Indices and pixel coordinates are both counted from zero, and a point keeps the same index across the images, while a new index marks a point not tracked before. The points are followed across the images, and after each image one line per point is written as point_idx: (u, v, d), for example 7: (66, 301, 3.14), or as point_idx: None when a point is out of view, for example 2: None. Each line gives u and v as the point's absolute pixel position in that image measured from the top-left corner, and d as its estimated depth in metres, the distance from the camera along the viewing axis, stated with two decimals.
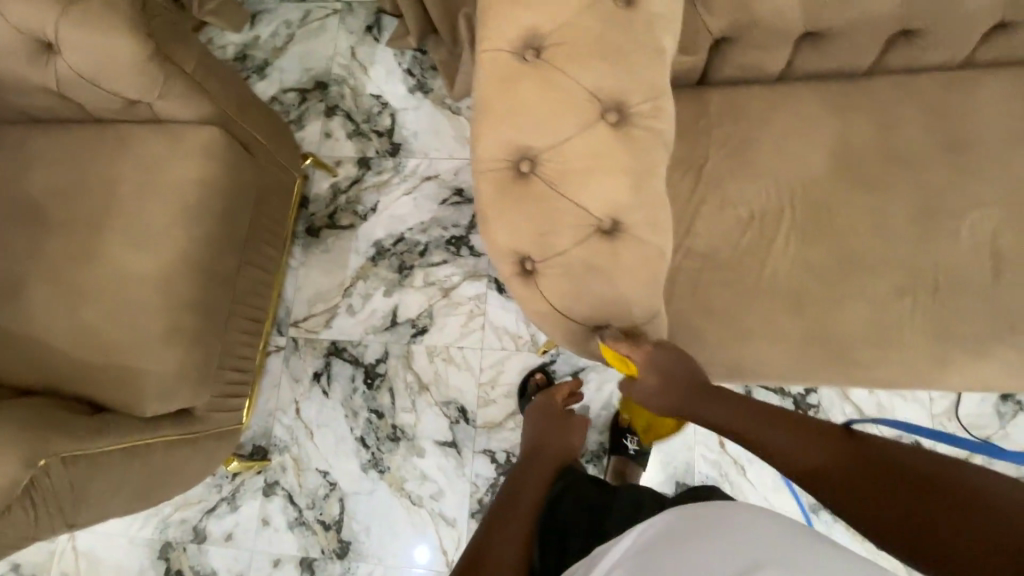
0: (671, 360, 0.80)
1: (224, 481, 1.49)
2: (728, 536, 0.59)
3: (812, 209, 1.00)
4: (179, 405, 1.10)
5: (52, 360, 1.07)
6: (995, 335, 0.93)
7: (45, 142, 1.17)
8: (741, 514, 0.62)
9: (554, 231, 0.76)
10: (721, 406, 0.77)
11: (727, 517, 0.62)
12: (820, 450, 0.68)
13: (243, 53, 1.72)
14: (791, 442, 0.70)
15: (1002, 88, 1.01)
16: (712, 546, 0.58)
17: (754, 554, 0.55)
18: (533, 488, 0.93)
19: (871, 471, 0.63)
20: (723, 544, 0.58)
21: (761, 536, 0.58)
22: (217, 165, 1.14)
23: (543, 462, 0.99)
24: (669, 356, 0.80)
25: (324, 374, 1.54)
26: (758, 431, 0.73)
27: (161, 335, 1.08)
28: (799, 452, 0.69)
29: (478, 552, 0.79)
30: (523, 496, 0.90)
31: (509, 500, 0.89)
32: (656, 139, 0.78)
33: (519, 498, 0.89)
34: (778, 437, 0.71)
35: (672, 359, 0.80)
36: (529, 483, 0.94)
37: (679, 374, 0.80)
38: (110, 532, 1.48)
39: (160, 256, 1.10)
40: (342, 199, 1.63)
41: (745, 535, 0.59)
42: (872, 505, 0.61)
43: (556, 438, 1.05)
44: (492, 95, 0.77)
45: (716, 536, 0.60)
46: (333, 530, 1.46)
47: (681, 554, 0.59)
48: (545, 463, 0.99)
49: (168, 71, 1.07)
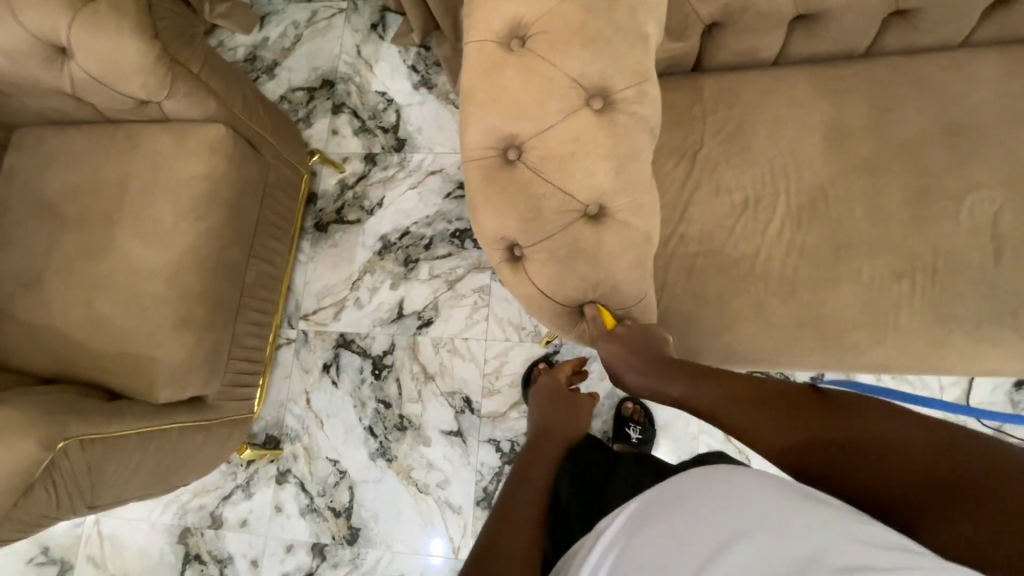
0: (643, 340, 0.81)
1: (239, 469, 1.55)
2: (712, 502, 0.56)
3: (807, 192, 0.99)
4: (189, 393, 1.15)
5: (72, 350, 1.12)
6: (997, 318, 0.92)
7: (65, 143, 1.23)
8: (724, 477, 0.59)
9: (540, 216, 0.77)
10: (700, 386, 0.75)
11: (711, 482, 0.59)
12: (800, 427, 0.66)
13: (253, 54, 1.77)
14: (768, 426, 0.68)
15: (1006, 65, 0.98)
16: (697, 516, 0.55)
17: (741, 520, 0.52)
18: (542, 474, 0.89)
19: (851, 442, 0.62)
20: (708, 511, 0.55)
21: (744, 498, 0.55)
22: (222, 161, 1.18)
23: (552, 445, 0.97)
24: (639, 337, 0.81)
25: (333, 366, 1.58)
26: (739, 409, 0.72)
27: (172, 326, 1.12)
28: (782, 425, 0.68)
29: (487, 546, 0.75)
30: (534, 483, 0.87)
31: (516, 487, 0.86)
32: (640, 124, 0.79)
33: (526, 484, 0.87)
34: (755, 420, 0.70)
35: (645, 339, 0.81)
36: (539, 468, 0.91)
37: (649, 355, 0.80)
38: (131, 517, 1.55)
39: (170, 251, 1.14)
40: (349, 194, 1.66)
41: (728, 499, 0.56)
42: (850, 485, 0.60)
43: (562, 417, 1.03)
44: (478, 84, 0.78)
45: (700, 504, 0.57)
46: (343, 516, 1.50)
47: (665, 530, 0.56)
48: (554, 446, 0.97)
49: (174, 71, 1.11)
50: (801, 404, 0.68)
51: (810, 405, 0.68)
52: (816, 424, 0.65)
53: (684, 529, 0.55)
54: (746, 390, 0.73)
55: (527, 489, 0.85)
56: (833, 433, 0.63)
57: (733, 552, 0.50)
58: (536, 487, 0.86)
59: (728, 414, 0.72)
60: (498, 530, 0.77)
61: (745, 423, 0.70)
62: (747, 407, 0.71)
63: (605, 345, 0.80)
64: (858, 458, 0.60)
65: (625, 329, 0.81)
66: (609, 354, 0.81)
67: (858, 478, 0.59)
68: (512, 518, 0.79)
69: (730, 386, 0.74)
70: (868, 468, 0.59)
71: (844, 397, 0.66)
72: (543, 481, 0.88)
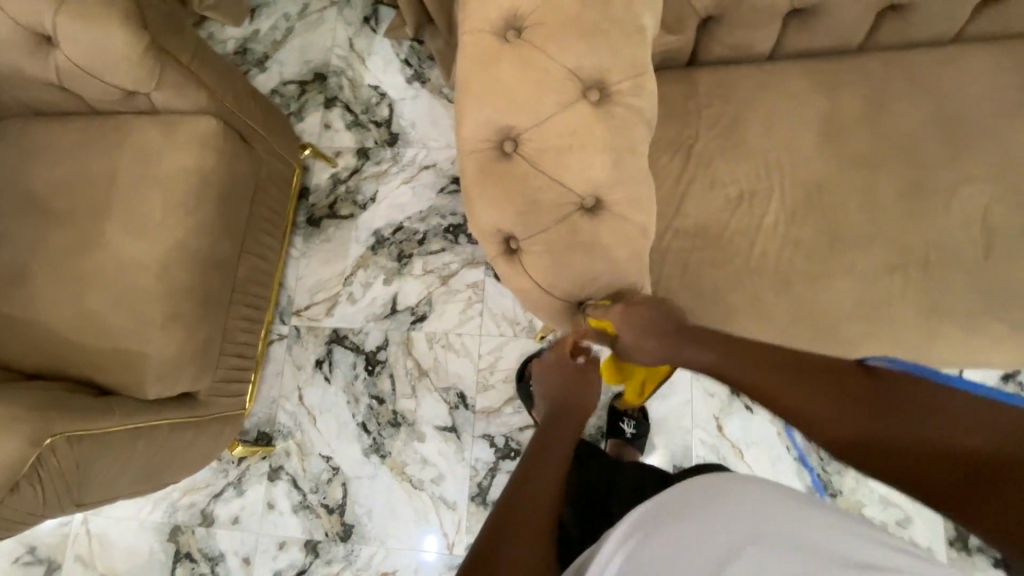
0: (654, 314, 0.79)
1: (230, 466, 1.53)
2: (726, 508, 0.60)
3: (800, 186, 1.00)
4: (180, 388, 1.14)
5: (59, 346, 1.10)
6: (987, 311, 0.93)
7: (50, 135, 1.20)
8: (730, 486, 0.64)
9: (537, 209, 0.77)
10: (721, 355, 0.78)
11: (718, 491, 0.64)
12: (833, 401, 0.70)
13: (243, 47, 1.75)
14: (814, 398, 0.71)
15: (997, 60, 0.99)
16: (714, 518, 0.59)
17: (759, 526, 0.56)
18: (552, 460, 0.79)
19: (879, 418, 0.67)
20: (723, 515, 0.59)
21: (755, 506, 0.59)
22: (212, 154, 1.16)
23: (562, 426, 0.85)
24: (648, 310, 0.78)
25: (326, 362, 1.56)
26: (768, 377, 0.75)
27: (162, 320, 1.11)
28: (815, 398, 0.71)
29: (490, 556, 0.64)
30: (543, 471, 0.77)
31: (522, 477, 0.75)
32: (636, 117, 0.78)
33: (534, 475, 0.76)
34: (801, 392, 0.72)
35: (655, 312, 0.79)
36: (548, 454, 0.80)
37: (663, 328, 0.80)
38: (120, 516, 1.52)
39: (160, 245, 1.13)
40: (342, 189, 1.65)
41: (740, 506, 0.60)
42: (889, 454, 0.66)
43: (572, 390, 0.91)
44: (474, 76, 0.78)
45: (714, 509, 0.60)
46: (336, 513, 1.49)
47: (684, 529, 0.59)
48: (564, 427, 0.86)
49: (163, 61, 1.09)
50: (841, 378, 0.72)
51: (854, 377, 0.71)
52: (860, 397, 0.70)
53: (703, 528, 0.58)
54: (788, 362, 0.75)
55: (533, 481, 0.75)
56: (877, 406, 0.68)
57: (759, 546, 0.53)
58: (545, 477, 0.76)
59: (768, 386, 0.74)
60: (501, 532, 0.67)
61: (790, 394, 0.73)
62: (793, 379, 0.73)
63: (621, 315, 0.77)
64: (900, 427, 0.66)
65: (635, 303, 0.78)
66: (624, 326, 0.77)
67: (901, 448, 0.65)
68: (519, 519, 0.69)
69: (772, 357, 0.76)
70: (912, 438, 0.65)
71: (883, 369, 0.71)
72: (554, 469, 0.77)
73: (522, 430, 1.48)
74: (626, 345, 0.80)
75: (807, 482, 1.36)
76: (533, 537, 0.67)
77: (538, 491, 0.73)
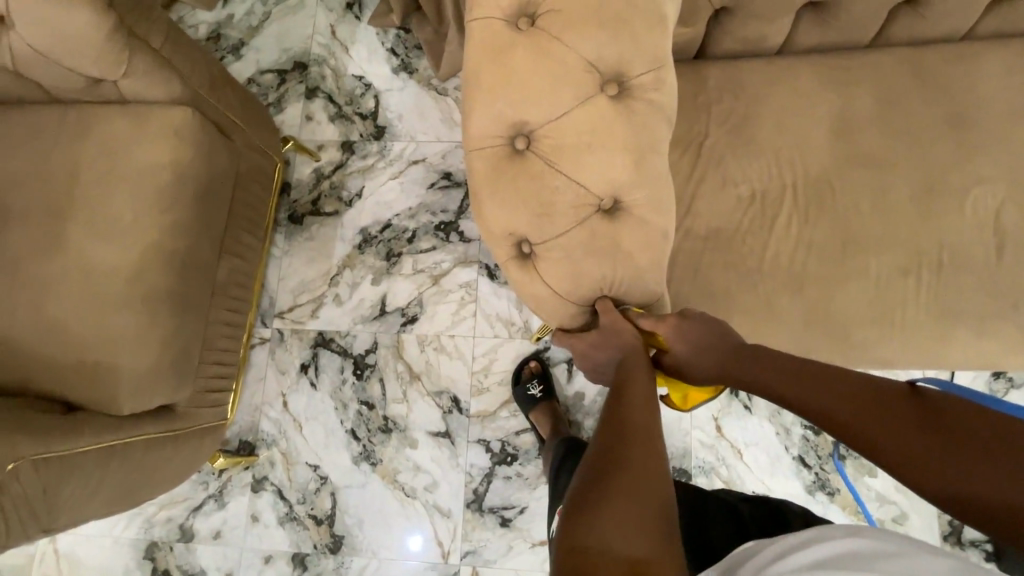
0: (707, 328, 0.77)
1: (210, 478, 1.45)
2: (812, 551, 0.54)
3: (813, 186, 0.97)
4: (159, 401, 1.06)
5: (19, 357, 1.01)
6: (999, 314, 0.92)
7: (6, 123, 1.10)
8: (796, 532, 0.59)
9: (552, 211, 0.73)
10: (762, 369, 0.73)
11: (788, 540, 0.58)
12: (888, 427, 0.63)
13: (217, 32, 1.64)
14: (879, 431, 0.63)
15: (1007, 58, 0.98)
16: (818, 567, 0.52)
17: (857, 565, 0.51)
18: (640, 421, 0.66)
19: (936, 440, 0.60)
20: (822, 562, 0.53)
21: (842, 543, 0.54)
22: (189, 146, 1.07)
23: (638, 385, 0.71)
24: (701, 324, 0.77)
25: (312, 366, 1.49)
26: (808, 395, 0.69)
27: (135, 329, 1.02)
28: (867, 422, 0.64)
29: (580, 534, 0.55)
30: (631, 436, 0.64)
31: (606, 439, 0.65)
32: (656, 111, 0.75)
33: (621, 443, 0.63)
34: (863, 423, 0.64)
35: (709, 327, 0.77)
36: (635, 416, 0.67)
37: (718, 338, 0.76)
38: (91, 534, 1.43)
39: (131, 247, 1.04)
40: (326, 184, 1.57)
41: (822, 548, 0.54)
42: (962, 502, 0.57)
43: (626, 345, 0.75)
44: (485, 66, 0.74)
45: (799, 556, 0.55)
46: (325, 524, 1.42)
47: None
48: (644, 380, 0.72)
49: (132, 45, 1.01)
50: (888, 400, 0.65)
51: (919, 408, 0.63)
52: (935, 437, 0.60)
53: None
54: (850, 387, 0.67)
55: (622, 448, 0.63)
56: (954, 447, 0.59)
57: None
58: (638, 445, 0.64)
59: (814, 403, 0.68)
60: (588, 517, 0.56)
61: (850, 422, 0.65)
62: (857, 406, 0.65)
63: (677, 321, 0.76)
64: (978, 470, 0.57)
65: (682, 318, 0.77)
66: (676, 334, 0.76)
67: (966, 490, 0.57)
68: (613, 496, 0.58)
69: (832, 379, 0.69)
70: (988, 481, 0.56)
71: (953, 403, 0.62)
72: (642, 428, 0.65)
73: (519, 434, 1.44)
74: (676, 359, 0.77)
75: (809, 481, 1.34)
76: (635, 530, 0.55)
77: (631, 460, 0.62)
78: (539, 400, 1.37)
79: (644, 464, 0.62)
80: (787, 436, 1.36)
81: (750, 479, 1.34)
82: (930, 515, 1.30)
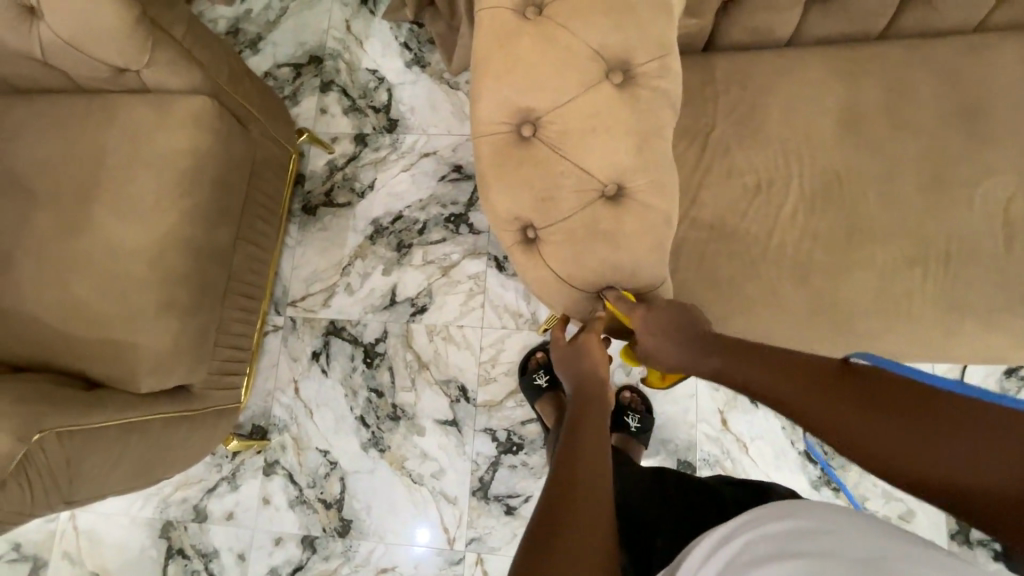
0: (684, 319, 0.78)
1: (224, 461, 1.49)
2: (754, 537, 0.55)
3: (820, 176, 0.98)
4: (176, 380, 1.09)
5: (44, 336, 1.05)
6: (1006, 306, 0.92)
7: (34, 111, 1.14)
8: (739, 516, 0.59)
9: (557, 196, 0.75)
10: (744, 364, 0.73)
11: (731, 523, 0.59)
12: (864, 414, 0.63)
13: (235, 27, 1.68)
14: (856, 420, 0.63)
15: (1021, 49, 0.98)
16: (758, 556, 0.53)
17: (798, 550, 0.51)
18: (591, 456, 0.68)
19: (912, 425, 0.60)
20: (761, 551, 0.53)
21: (782, 525, 0.55)
22: (207, 134, 1.10)
23: (591, 423, 0.73)
24: (675, 313, 0.78)
25: (323, 353, 1.52)
26: (788, 390, 0.69)
27: (154, 311, 1.05)
28: (843, 413, 0.64)
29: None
30: (583, 470, 0.66)
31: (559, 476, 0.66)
32: (661, 98, 0.76)
33: (575, 480, 0.64)
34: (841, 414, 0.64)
35: (683, 317, 0.78)
36: (588, 451, 0.69)
37: (693, 332, 0.77)
38: (109, 512, 1.48)
39: (150, 231, 1.07)
40: (339, 176, 1.60)
41: (763, 535, 0.55)
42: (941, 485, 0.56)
43: (590, 372, 0.81)
44: (494, 54, 0.75)
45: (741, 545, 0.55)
46: (334, 508, 1.45)
47: None
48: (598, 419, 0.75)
49: (154, 36, 1.04)
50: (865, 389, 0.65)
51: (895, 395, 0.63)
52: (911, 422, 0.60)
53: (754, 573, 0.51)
54: (828, 379, 0.67)
55: (575, 485, 0.64)
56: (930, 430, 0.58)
57: None
58: (590, 478, 0.65)
59: (794, 397, 0.68)
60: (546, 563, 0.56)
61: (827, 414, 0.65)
62: (834, 397, 0.65)
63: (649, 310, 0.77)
64: (954, 450, 0.56)
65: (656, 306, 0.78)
66: (650, 323, 0.77)
67: (961, 477, 0.55)
68: (569, 536, 0.58)
69: (812, 372, 0.69)
70: (963, 462, 0.55)
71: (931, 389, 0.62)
72: (592, 462, 0.67)
73: (525, 423, 1.45)
74: (653, 349, 0.79)
75: (814, 475, 1.34)
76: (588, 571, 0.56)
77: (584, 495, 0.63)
78: (545, 390, 1.38)
79: (594, 498, 0.63)
80: (793, 430, 1.36)
81: (754, 472, 1.35)
82: (936, 513, 1.30)
